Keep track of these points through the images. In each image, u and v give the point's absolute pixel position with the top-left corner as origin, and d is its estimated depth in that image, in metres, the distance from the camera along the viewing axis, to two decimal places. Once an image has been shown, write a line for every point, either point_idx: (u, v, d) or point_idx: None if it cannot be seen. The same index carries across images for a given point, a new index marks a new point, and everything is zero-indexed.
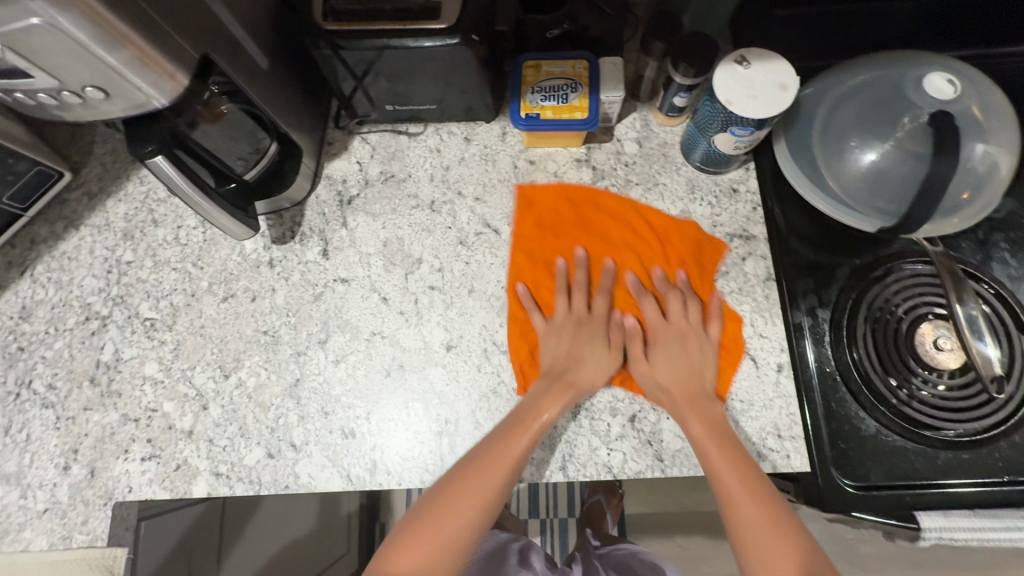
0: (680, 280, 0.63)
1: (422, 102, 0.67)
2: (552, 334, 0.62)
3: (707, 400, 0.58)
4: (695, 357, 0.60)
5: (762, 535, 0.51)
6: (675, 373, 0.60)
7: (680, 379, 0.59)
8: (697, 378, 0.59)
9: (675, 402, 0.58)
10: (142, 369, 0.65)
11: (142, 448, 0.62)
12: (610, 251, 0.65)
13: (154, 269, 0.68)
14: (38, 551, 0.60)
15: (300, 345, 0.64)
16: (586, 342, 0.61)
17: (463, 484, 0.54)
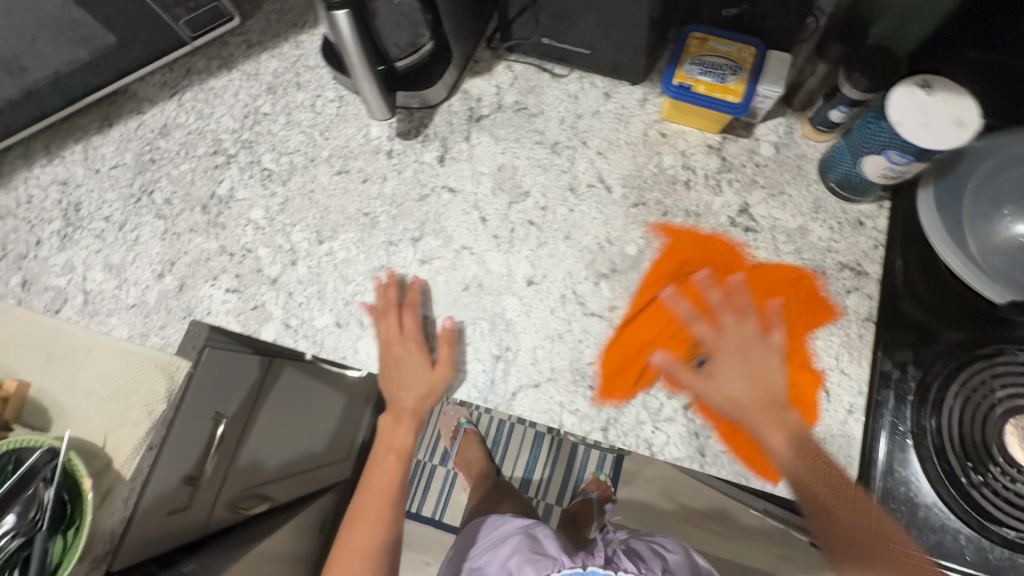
0: (670, 295, 0.61)
1: (577, 45, 0.67)
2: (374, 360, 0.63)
3: (780, 407, 0.56)
4: (762, 363, 0.57)
5: (863, 544, 0.52)
6: (744, 385, 0.56)
7: (751, 390, 0.56)
8: (767, 388, 0.56)
9: (751, 414, 0.55)
10: (249, 212, 0.69)
11: (229, 281, 0.66)
12: (653, 283, 0.62)
13: (286, 127, 0.72)
14: (117, 338, 0.65)
15: (393, 235, 0.66)
16: (408, 362, 0.62)
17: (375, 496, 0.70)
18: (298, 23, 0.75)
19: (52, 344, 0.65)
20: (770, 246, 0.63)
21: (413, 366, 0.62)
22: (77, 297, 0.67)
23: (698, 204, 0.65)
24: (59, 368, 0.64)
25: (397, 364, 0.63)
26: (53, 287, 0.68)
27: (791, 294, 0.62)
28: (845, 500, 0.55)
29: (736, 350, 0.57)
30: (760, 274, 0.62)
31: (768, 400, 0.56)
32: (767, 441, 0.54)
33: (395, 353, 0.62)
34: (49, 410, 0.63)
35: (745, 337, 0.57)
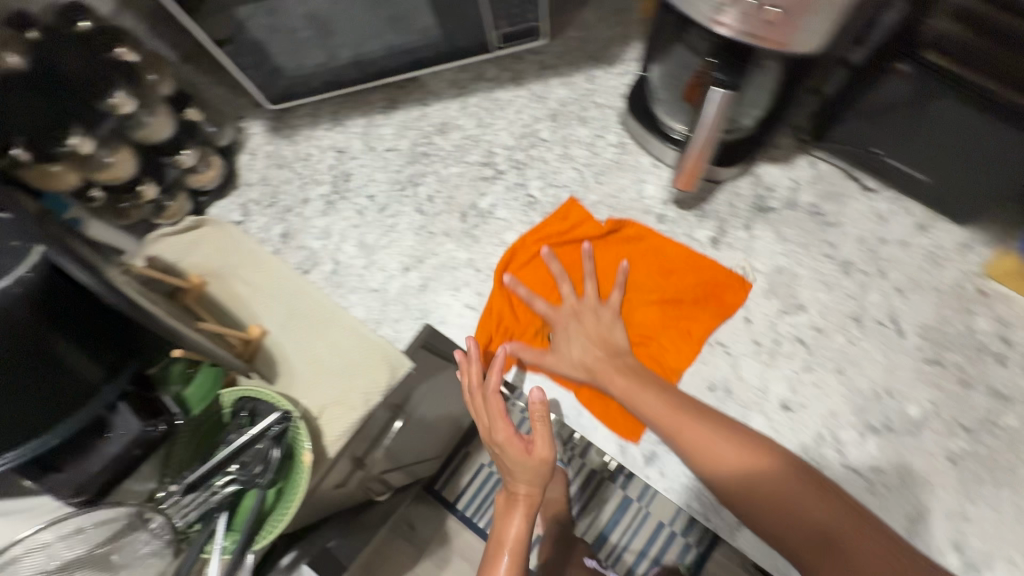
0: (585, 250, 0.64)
1: (916, 168, 0.59)
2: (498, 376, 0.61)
3: (667, 383, 0.57)
4: (595, 324, 0.61)
5: (791, 505, 0.48)
6: (588, 347, 0.60)
7: (595, 351, 0.60)
8: (609, 341, 0.60)
9: (670, 423, 0.53)
10: (504, 233, 0.68)
11: (469, 296, 0.66)
12: (579, 233, 0.66)
13: (560, 159, 0.70)
14: (354, 317, 0.66)
15: (645, 305, 0.63)
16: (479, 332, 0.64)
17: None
18: (597, 57, 0.74)
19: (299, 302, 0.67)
20: None
21: (539, 440, 0.58)
22: (326, 264, 0.69)
23: (1008, 386, 0.56)
24: (299, 327, 0.66)
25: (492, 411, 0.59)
26: (306, 247, 0.71)
27: (637, 252, 0.65)
28: (812, 489, 0.48)
29: (575, 315, 0.62)
30: (637, 252, 0.65)
31: (613, 353, 0.59)
32: (697, 446, 0.51)
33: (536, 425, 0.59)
34: (280, 364, 0.65)
35: (583, 307, 0.62)
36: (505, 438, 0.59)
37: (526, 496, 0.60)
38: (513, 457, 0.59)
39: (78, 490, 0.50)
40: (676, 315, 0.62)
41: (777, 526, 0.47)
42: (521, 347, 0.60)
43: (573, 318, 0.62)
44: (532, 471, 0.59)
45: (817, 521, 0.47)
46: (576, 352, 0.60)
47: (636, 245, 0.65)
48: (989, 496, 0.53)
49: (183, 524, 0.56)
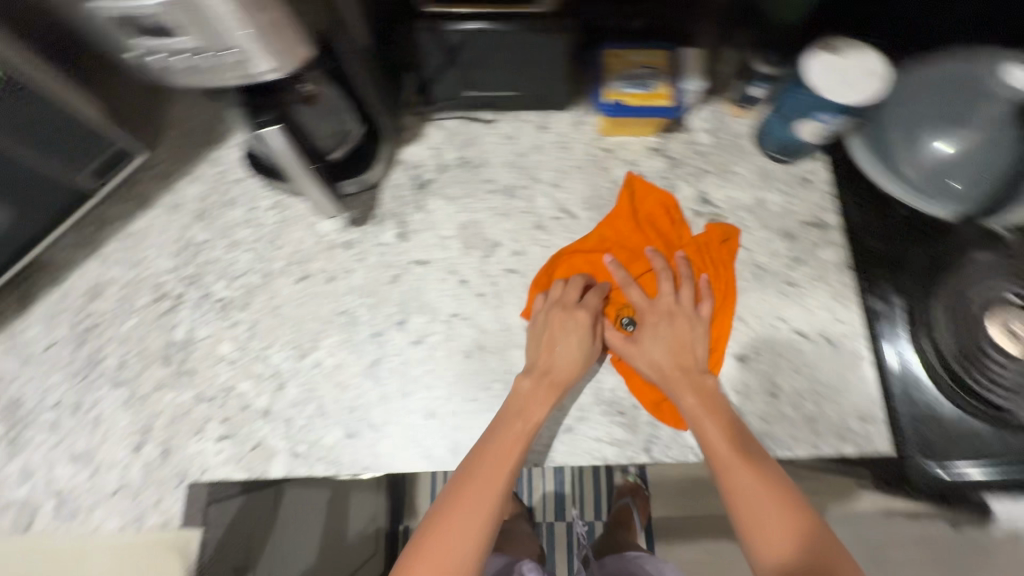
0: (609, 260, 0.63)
1: (501, 88, 0.68)
2: (540, 400, 0.57)
3: (592, 365, 0.59)
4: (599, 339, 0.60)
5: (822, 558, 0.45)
6: (590, 345, 0.59)
7: (569, 361, 0.59)
8: (627, 343, 0.60)
9: (562, 381, 0.58)
10: (217, 348, 0.64)
11: (218, 428, 0.61)
12: (587, 259, 0.65)
13: (228, 249, 0.67)
14: (110, 532, 0.58)
15: (377, 326, 0.64)
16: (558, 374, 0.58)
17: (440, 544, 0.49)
18: (208, 139, 0.71)
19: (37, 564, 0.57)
20: (738, 226, 0.66)
21: (544, 404, 0.57)
22: (48, 503, 0.59)
23: (661, 206, 0.67)
24: None
25: (552, 350, 0.59)
26: (15, 502, 0.59)
27: (612, 241, 0.66)
28: (781, 507, 0.48)
29: (667, 316, 0.60)
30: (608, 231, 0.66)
31: (688, 366, 0.58)
32: (687, 408, 0.56)
33: (527, 409, 0.57)
34: None
35: (661, 307, 0.61)
36: (516, 404, 0.57)
37: (472, 504, 0.51)
38: (494, 449, 0.54)
39: None
40: (722, 294, 0.62)
41: (746, 515, 0.48)
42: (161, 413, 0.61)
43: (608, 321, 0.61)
44: (507, 457, 0.54)
45: (763, 537, 0.47)
46: (539, 415, 0.56)
47: (650, 229, 0.66)
48: None
49: None
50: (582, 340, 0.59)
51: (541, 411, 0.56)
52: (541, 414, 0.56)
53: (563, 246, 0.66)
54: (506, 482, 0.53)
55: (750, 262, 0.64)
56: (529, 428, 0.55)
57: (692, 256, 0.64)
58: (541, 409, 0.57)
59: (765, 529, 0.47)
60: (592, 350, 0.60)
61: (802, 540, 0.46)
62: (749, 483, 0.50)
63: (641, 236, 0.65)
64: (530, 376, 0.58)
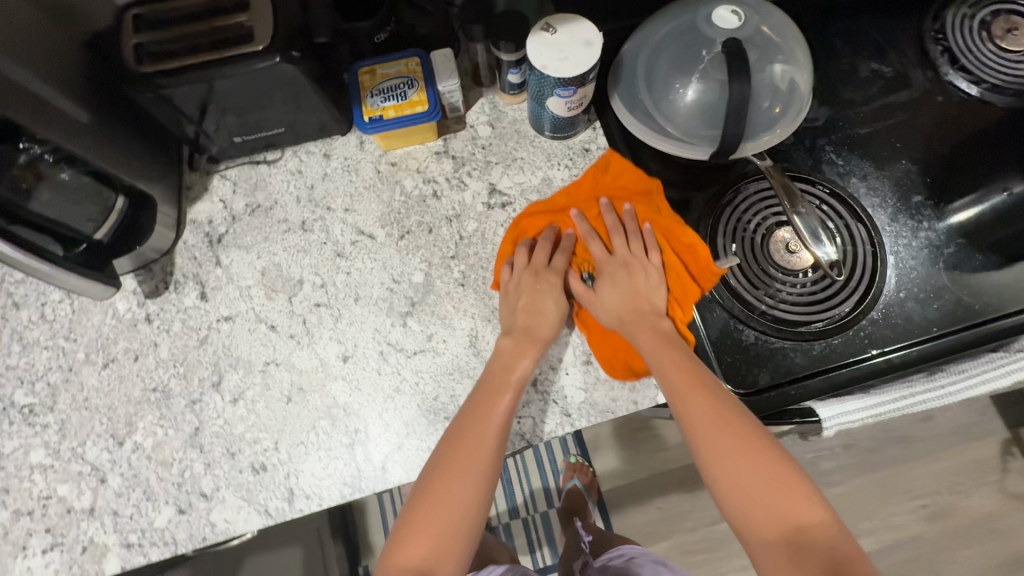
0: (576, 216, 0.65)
1: (270, 128, 0.67)
2: (519, 355, 0.59)
3: (524, 336, 0.60)
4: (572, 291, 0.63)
5: (788, 520, 0.50)
6: (526, 295, 0.61)
7: (530, 317, 0.61)
8: (536, 310, 0.61)
9: (514, 354, 0.59)
10: (28, 458, 0.61)
11: (43, 540, 0.59)
12: (565, 198, 0.67)
13: (24, 353, 0.65)
14: None
15: (193, 392, 0.62)
16: (542, 294, 0.61)
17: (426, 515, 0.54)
18: None
19: None
20: (529, 209, 0.67)
21: (533, 368, 0.59)
22: None
23: (453, 206, 0.68)
24: None
25: (530, 312, 0.61)
26: None
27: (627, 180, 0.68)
28: (789, 496, 0.50)
29: (624, 266, 0.63)
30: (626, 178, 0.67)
31: (643, 309, 0.61)
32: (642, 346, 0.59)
33: (496, 397, 0.57)
34: None
35: (553, 269, 0.63)
36: (502, 372, 0.58)
37: (463, 463, 0.54)
38: (470, 428, 0.56)
39: None
40: (683, 273, 0.63)
41: (755, 509, 0.51)
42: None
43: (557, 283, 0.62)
44: (485, 427, 0.56)
45: (779, 509, 0.50)
46: (519, 372, 0.58)
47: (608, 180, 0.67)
48: (497, 284, 0.65)
49: None
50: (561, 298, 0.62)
51: (506, 400, 0.57)
52: (522, 373, 0.58)
53: (364, 268, 0.66)
54: (496, 458, 0.55)
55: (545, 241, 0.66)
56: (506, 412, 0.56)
57: (638, 207, 0.65)
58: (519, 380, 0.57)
59: (763, 524, 0.50)
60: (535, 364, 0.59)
61: (806, 508, 0.50)
62: (738, 455, 0.52)
63: (622, 197, 0.67)
64: (518, 354, 0.59)
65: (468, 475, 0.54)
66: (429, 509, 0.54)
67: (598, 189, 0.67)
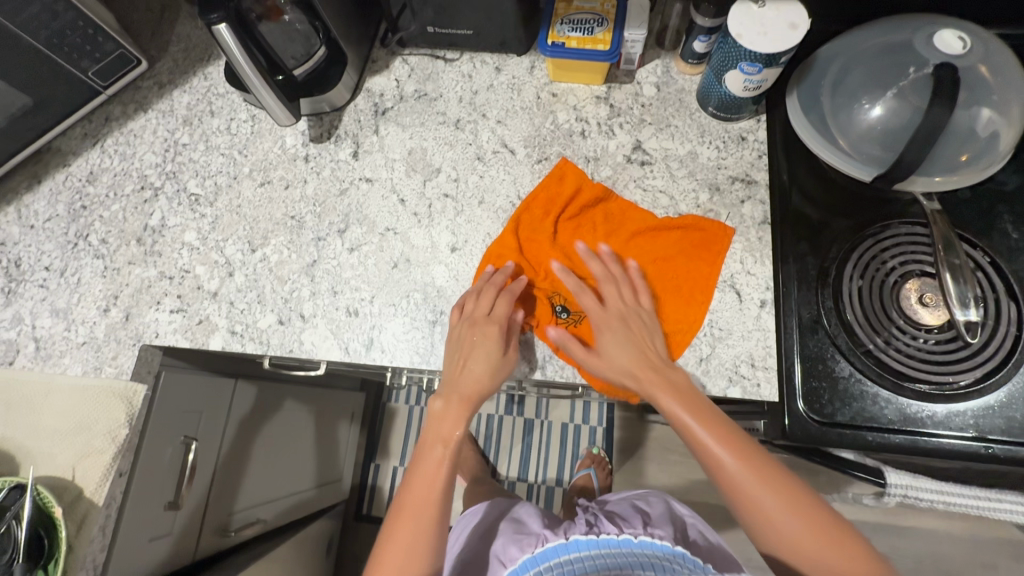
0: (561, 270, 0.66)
1: (461, 28, 0.73)
2: (477, 358, 0.61)
3: (461, 386, 0.62)
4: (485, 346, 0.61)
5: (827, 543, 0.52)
6: (484, 368, 0.62)
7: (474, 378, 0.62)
8: (466, 371, 0.62)
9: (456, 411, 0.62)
10: (182, 236, 0.72)
11: (173, 302, 0.70)
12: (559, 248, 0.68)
13: (205, 152, 0.76)
14: (72, 376, 0.68)
15: (320, 231, 0.71)
16: (479, 347, 0.61)
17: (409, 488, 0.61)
18: (203, 56, 0.80)
19: (11, 393, 0.67)
20: (666, 174, 0.68)
21: (486, 350, 0.61)
22: (29, 345, 0.70)
23: (595, 149, 0.70)
24: (22, 414, 0.66)
25: (464, 365, 0.62)
26: (4, 341, 0.70)
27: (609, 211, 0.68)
28: (833, 546, 0.52)
29: (608, 281, 0.64)
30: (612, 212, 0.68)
31: (652, 364, 0.60)
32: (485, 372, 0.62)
33: (455, 385, 0.62)
34: (16, 455, 0.65)
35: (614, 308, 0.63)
36: (459, 352, 0.62)
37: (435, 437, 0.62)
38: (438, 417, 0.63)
39: None
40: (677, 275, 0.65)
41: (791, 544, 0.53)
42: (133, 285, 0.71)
43: (473, 334, 0.61)
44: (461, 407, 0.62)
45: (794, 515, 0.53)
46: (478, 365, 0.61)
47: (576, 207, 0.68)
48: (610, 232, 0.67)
49: None
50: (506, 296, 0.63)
51: (462, 379, 0.62)
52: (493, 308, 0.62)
53: (495, 175, 0.70)
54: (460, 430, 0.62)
55: (670, 209, 0.67)
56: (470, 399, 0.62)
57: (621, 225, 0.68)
58: (485, 363, 0.61)
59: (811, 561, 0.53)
60: (500, 360, 0.62)
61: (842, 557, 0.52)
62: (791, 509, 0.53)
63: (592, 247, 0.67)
64: (466, 359, 0.62)
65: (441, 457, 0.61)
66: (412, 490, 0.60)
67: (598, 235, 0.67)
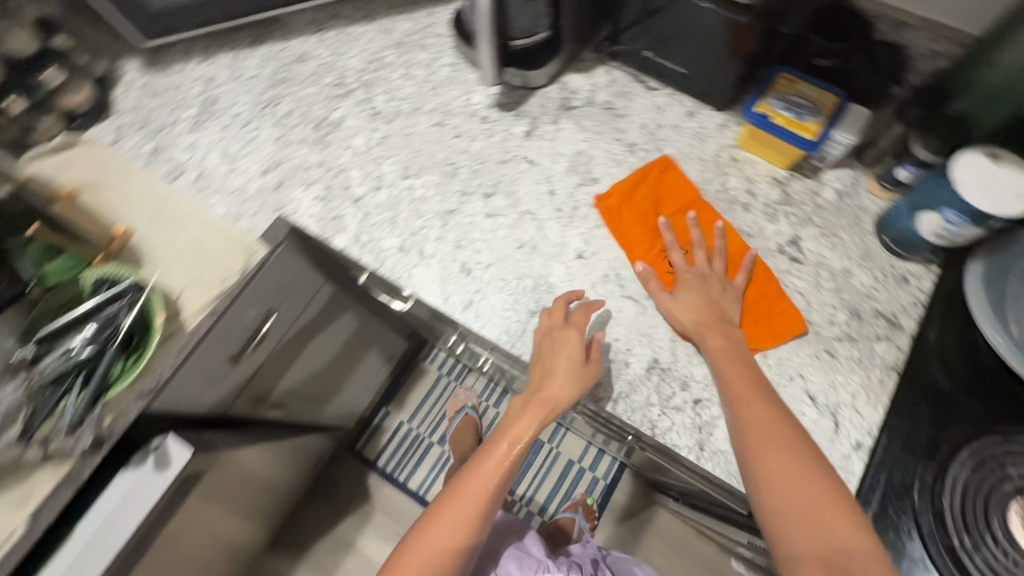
0: (668, 227, 0.69)
1: (676, 64, 0.74)
2: (554, 368, 0.60)
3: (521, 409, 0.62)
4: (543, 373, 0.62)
5: (826, 523, 0.48)
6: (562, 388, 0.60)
7: (532, 415, 0.61)
8: (539, 383, 0.62)
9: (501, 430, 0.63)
10: (352, 139, 0.78)
11: (320, 191, 0.76)
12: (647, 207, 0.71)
13: (402, 77, 0.82)
14: (215, 213, 0.75)
15: (469, 187, 0.74)
16: (559, 347, 0.61)
17: (438, 518, 0.60)
18: None
19: (164, 205, 0.75)
20: (811, 279, 0.66)
21: (568, 356, 0.60)
22: (193, 172, 0.78)
23: (752, 226, 0.69)
24: (164, 225, 0.74)
25: (544, 372, 0.61)
26: (176, 160, 0.79)
27: (658, 186, 0.72)
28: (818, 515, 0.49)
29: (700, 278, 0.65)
30: (668, 193, 0.72)
31: (720, 318, 0.62)
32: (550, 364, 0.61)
33: (470, 484, 0.61)
34: (143, 256, 0.72)
35: (708, 274, 0.66)
36: (509, 424, 0.62)
37: (482, 483, 0.61)
38: (487, 455, 0.62)
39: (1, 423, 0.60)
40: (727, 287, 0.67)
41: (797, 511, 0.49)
42: (295, 162, 0.77)
43: (558, 331, 0.62)
44: (449, 509, 0.61)
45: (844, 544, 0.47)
46: (523, 429, 0.61)
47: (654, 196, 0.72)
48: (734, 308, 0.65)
49: (67, 428, 0.62)
50: (570, 362, 0.60)
51: (494, 454, 0.62)
52: (525, 429, 0.61)
53: (645, 205, 0.71)
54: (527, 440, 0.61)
55: (802, 314, 0.65)
56: (498, 472, 0.61)
57: (692, 217, 0.70)
58: (514, 451, 0.61)
59: (807, 540, 0.48)
60: (565, 381, 0.60)
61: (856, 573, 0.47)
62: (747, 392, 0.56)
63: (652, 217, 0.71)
64: (507, 441, 0.62)
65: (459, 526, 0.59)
66: (412, 555, 0.60)
67: (658, 214, 0.71)
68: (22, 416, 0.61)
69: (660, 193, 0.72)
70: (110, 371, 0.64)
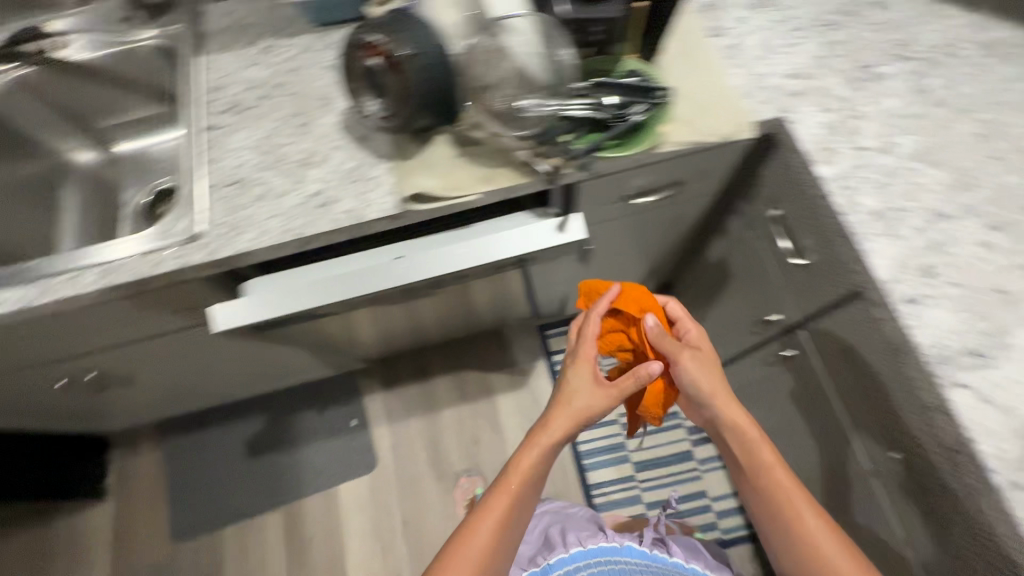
0: (652, 326, 0.79)
1: None
2: (586, 380, 0.76)
3: (590, 416, 0.75)
4: (580, 392, 0.75)
5: (825, 547, 0.68)
6: (600, 399, 0.75)
7: (584, 409, 0.74)
8: (587, 407, 0.74)
9: (551, 418, 0.75)
10: (885, 97, 0.77)
11: (829, 119, 0.76)
12: (643, 305, 0.81)
13: (970, 75, 0.77)
14: (729, 79, 0.80)
15: (977, 207, 0.69)
16: (589, 390, 0.75)
17: (490, 508, 0.71)
18: None
19: (694, 48, 0.82)
20: None
21: (585, 373, 0.77)
22: (730, 38, 0.83)
23: None
24: (686, 63, 0.81)
25: (567, 399, 0.76)
26: (722, 21, 0.85)
27: (636, 295, 0.82)
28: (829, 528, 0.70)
29: None
30: (642, 295, 0.82)
31: (722, 392, 0.77)
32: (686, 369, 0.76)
33: (509, 482, 0.73)
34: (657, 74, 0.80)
35: (711, 362, 0.79)
36: (515, 459, 0.74)
37: (524, 479, 0.73)
38: (511, 472, 0.73)
39: (521, 125, 0.73)
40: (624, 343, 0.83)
41: (794, 545, 0.70)
42: (822, 84, 0.79)
43: (590, 390, 0.75)
44: (520, 477, 0.73)
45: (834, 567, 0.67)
46: (534, 455, 0.74)
47: (636, 299, 0.81)
48: None
49: (551, 164, 0.74)
50: (586, 382, 0.76)
51: (552, 432, 0.74)
52: (530, 459, 0.73)
53: (636, 304, 0.80)
54: (540, 459, 0.74)
55: None
56: (553, 442, 0.74)
57: (653, 314, 0.81)
58: (552, 444, 0.74)
59: (806, 539, 0.70)
60: (606, 396, 0.75)
61: (840, 555, 0.68)
62: (748, 429, 0.75)
63: (645, 299, 0.81)
64: (517, 475, 0.73)
65: (490, 523, 0.70)
66: (463, 553, 0.67)
67: (647, 308, 0.81)
68: (552, 122, 0.73)
69: (619, 306, 0.80)
70: (614, 136, 0.74)
